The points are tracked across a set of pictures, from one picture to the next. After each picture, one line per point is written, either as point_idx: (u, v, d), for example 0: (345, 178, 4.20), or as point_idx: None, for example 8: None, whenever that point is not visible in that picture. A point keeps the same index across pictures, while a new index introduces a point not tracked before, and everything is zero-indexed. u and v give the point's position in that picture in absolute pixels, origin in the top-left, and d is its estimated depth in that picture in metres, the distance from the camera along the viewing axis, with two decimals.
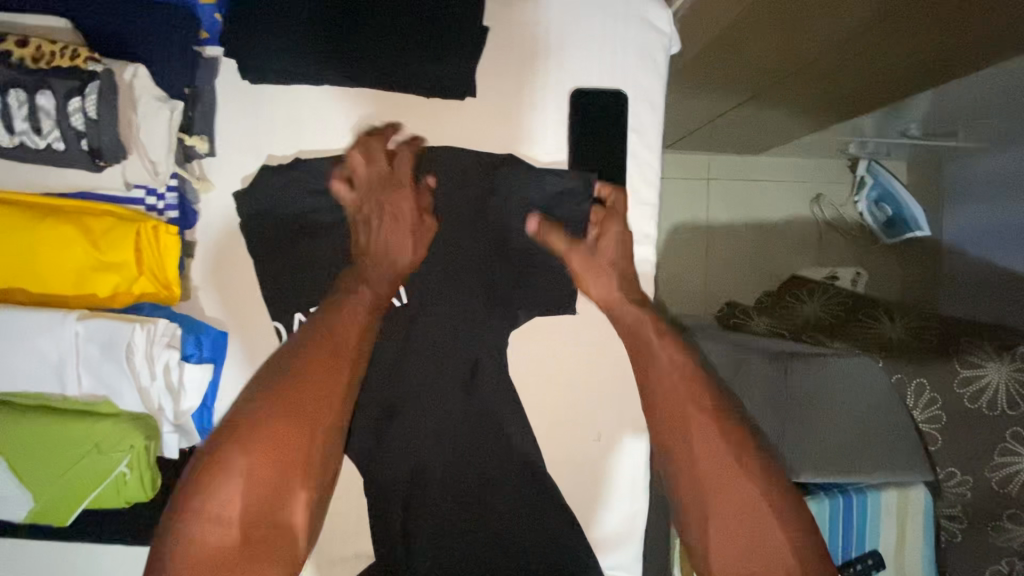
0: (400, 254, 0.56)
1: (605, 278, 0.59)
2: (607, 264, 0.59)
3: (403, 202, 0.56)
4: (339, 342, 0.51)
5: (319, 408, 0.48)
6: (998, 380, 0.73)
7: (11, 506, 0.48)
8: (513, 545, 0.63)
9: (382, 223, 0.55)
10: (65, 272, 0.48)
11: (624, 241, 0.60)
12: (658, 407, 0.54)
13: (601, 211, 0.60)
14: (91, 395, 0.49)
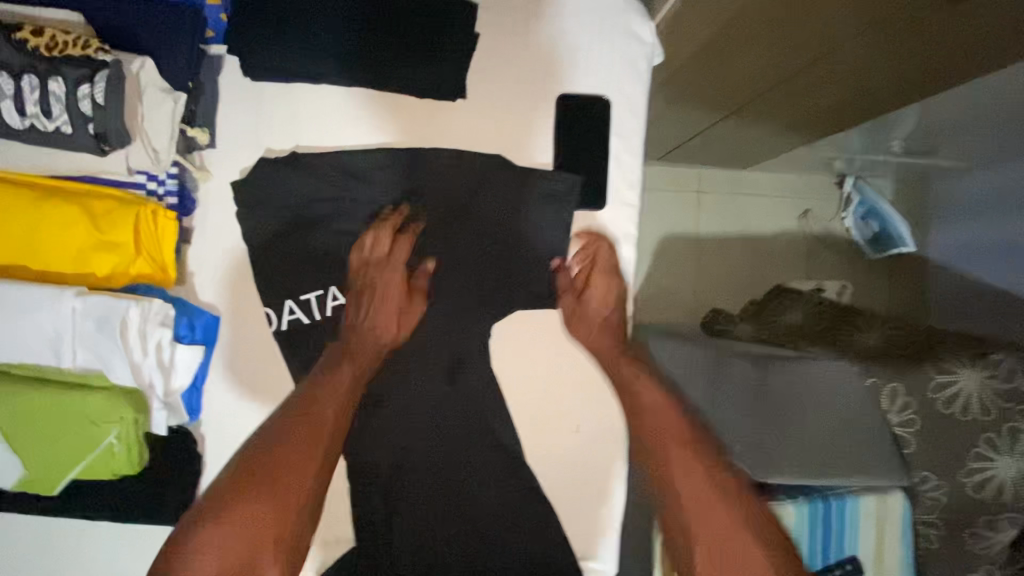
0: (385, 331, 0.60)
1: (592, 334, 0.64)
2: (592, 313, 0.64)
3: (389, 281, 0.60)
4: (318, 417, 0.54)
5: (294, 483, 0.50)
6: (971, 386, 0.74)
7: (4, 471, 0.50)
8: (491, 531, 0.64)
9: (372, 305, 0.60)
10: (66, 249, 0.51)
11: (608, 285, 0.64)
12: (642, 437, 0.58)
13: (584, 262, 0.64)
14: (85, 369, 0.50)
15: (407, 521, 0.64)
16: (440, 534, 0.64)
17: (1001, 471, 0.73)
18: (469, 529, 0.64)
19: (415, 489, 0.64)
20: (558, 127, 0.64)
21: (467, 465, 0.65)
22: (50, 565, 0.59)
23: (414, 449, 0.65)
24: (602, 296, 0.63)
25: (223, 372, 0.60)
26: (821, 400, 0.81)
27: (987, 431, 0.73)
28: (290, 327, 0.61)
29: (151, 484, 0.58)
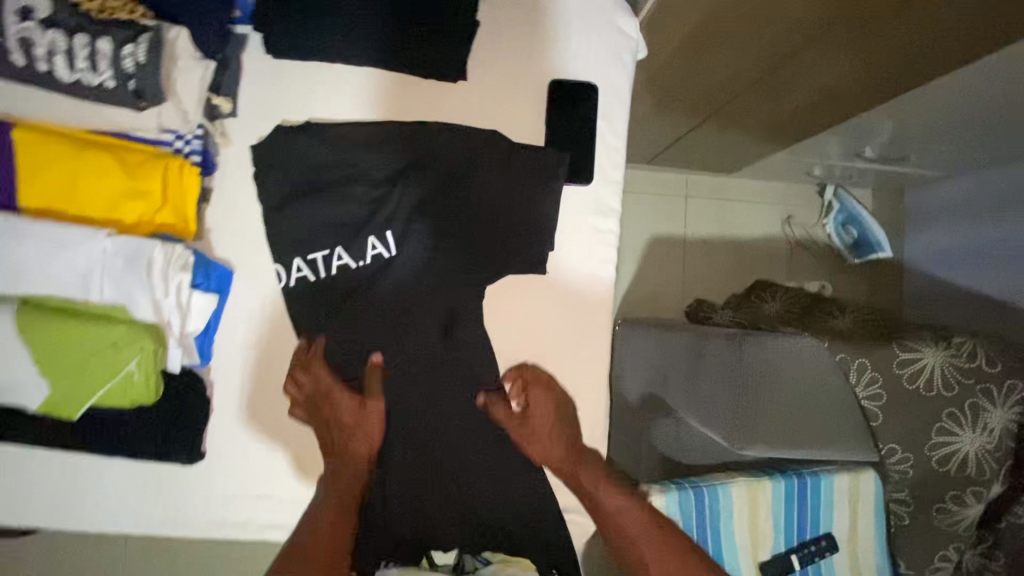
0: (355, 446, 0.65)
1: (543, 450, 0.68)
2: (541, 434, 0.68)
3: (343, 406, 0.64)
4: (321, 544, 0.62)
5: None
6: (935, 364, 0.82)
7: (28, 395, 0.53)
8: (480, 480, 0.69)
9: (334, 431, 0.65)
10: (100, 195, 0.56)
11: (547, 401, 0.68)
12: (616, 530, 0.67)
13: (519, 388, 0.69)
14: (111, 304, 0.55)
15: (399, 470, 0.68)
16: (429, 483, 0.68)
17: (966, 445, 0.81)
18: (456, 478, 0.69)
19: (408, 441, 0.68)
20: (550, 109, 0.70)
21: (457, 420, 0.69)
22: (61, 500, 0.63)
23: (405, 404, 0.68)
24: (541, 424, 0.67)
25: (237, 323, 0.65)
26: (794, 373, 0.83)
27: (951, 407, 0.81)
28: (298, 283, 0.66)
29: (161, 421, 0.63)
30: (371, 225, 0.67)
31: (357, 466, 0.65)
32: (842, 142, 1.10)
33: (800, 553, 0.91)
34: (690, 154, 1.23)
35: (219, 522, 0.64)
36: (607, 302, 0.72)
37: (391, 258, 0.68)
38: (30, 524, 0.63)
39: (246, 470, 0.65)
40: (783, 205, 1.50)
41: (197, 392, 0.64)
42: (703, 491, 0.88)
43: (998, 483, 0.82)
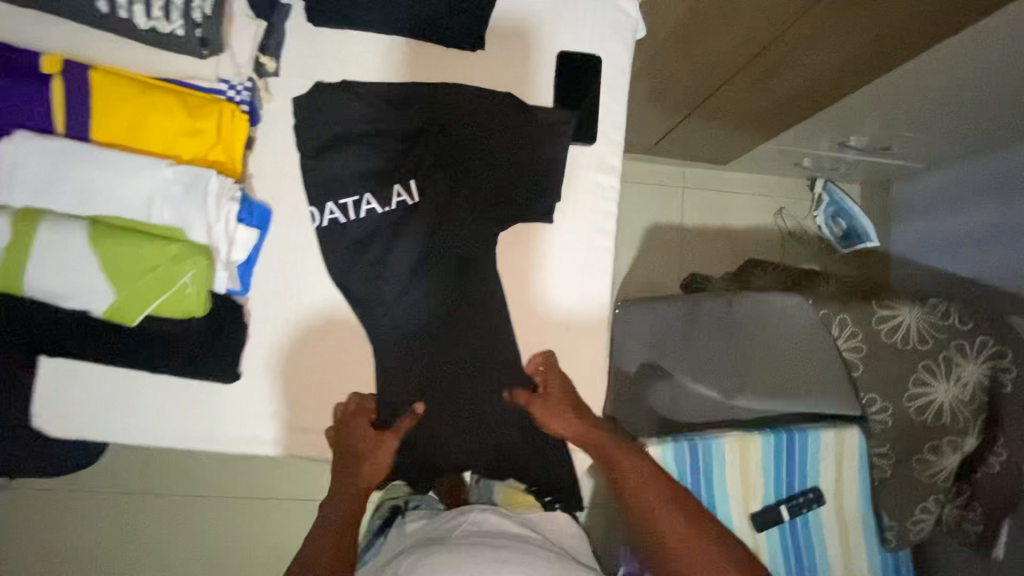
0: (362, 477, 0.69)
1: (568, 424, 0.74)
2: (566, 409, 0.74)
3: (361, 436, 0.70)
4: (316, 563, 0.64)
5: None
6: (911, 320, 0.88)
7: (94, 300, 0.60)
8: (491, 405, 0.76)
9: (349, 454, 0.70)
10: (163, 131, 0.63)
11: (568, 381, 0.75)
12: (635, 501, 0.72)
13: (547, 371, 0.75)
14: (170, 225, 0.62)
15: (415, 399, 0.75)
16: (444, 411, 0.76)
17: (941, 396, 0.87)
18: (471, 404, 0.76)
19: (425, 372, 0.75)
20: (559, 77, 0.78)
21: (470, 353, 0.76)
22: (109, 415, 0.69)
23: (424, 338, 0.76)
24: (561, 413, 0.74)
25: (274, 257, 0.72)
26: (783, 329, 0.91)
27: (927, 359, 0.88)
28: (329, 225, 0.73)
29: (203, 346, 0.69)
30: (396, 174, 0.74)
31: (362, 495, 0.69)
32: (830, 129, 1.19)
33: (789, 505, 0.96)
34: (692, 136, 1.32)
35: (253, 439, 0.71)
36: (608, 251, 0.79)
37: (414, 205, 0.75)
38: (80, 437, 0.69)
39: (277, 392, 0.71)
40: (776, 197, 1.58)
41: (237, 318, 0.70)
42: (697, 443, 0.94)
43: (972, 434, 0.89)
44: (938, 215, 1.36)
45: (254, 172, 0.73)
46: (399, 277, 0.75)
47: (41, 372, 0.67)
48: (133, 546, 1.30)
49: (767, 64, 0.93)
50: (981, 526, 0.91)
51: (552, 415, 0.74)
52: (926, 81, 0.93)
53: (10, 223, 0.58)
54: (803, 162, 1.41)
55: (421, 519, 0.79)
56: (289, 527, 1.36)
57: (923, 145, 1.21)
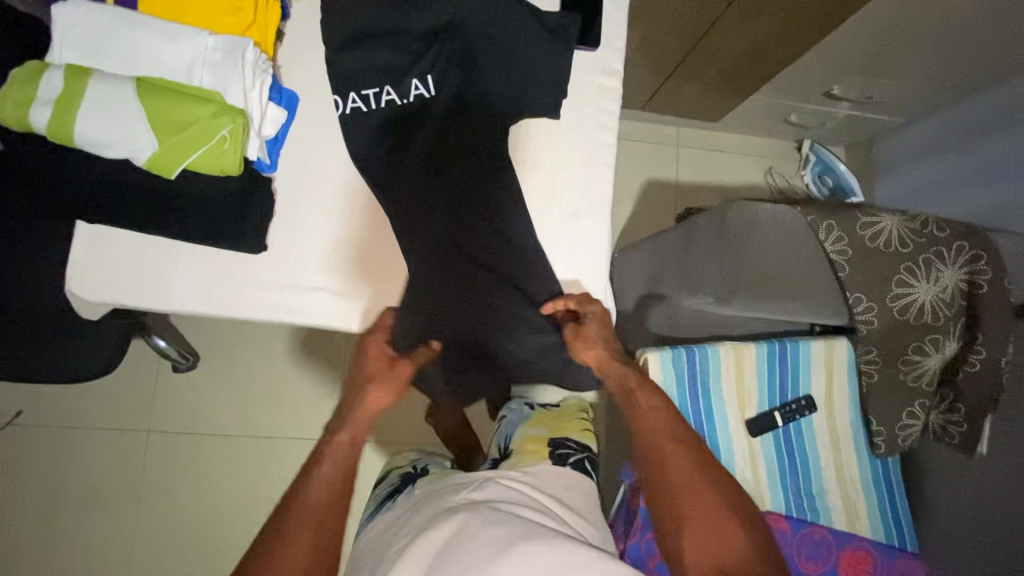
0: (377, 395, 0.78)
1: (588, 352, 0.80)
2: (591, 339, 0.80)
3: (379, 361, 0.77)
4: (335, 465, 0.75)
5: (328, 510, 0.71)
6: (892, 227, 0.94)
7: (138, 150, 0.65)
8: (502, 288, 0.81)
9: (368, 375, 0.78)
10: (205, 8, 0.69)
11: (603, 316, 0.80)
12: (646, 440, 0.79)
13: (579, 302, 0.80)
14: (209, 87, 0.67)
15: (431, 280, 0.79)
16: (456, 292, 0.80)
17: (922, 295, 0.93)
18: (484, 285, 0.81)
19: (440, 256, 0.79)
20: None
21: (482, 239, 0.81)
22: (142, 281, 0.74)
23: (439, 223, 0.80)
24: (593, 342, 0.80)
25: (304, 144, 0.80)
26: (775, 238, 0.99)
27: (908, 261, 0.94)
28: (352, 113, 0.80)
29: (232, 216, 0.72)
30: (413, 70, 0.79)
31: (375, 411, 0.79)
32: (819, 75, 1.26)
33: (782, 410, 1.00)
34: (687, 88, 1.39)
35: (276, 306, 0.76)
36: (612, 149, 0.85)
37: (431, 98, 0.80)
38: (112, 301, 0.74)
39: (301, 263, 0.77)
40: (765, 156, 1.66)
41: (264, 192, 0.74)
42: (694, 350, 0.98)
43: (953, 337, 0.94)
44: (919, 167, 1.43)
45: (286, 67, 0.80)
46: (416, 166, 0.80)
47: (78, 236, 0.72)
48: (133, 481, 1.30)
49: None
50: (965, 427, 0.94)
51: (584, 342, 0.80)
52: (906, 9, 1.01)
53: (63, 77, 0.64)
54: (789, 117, 1.49)
55: (428, 484, 0.87)
56: (286, 467, 1.32)
57: (905, 91, 1.28)
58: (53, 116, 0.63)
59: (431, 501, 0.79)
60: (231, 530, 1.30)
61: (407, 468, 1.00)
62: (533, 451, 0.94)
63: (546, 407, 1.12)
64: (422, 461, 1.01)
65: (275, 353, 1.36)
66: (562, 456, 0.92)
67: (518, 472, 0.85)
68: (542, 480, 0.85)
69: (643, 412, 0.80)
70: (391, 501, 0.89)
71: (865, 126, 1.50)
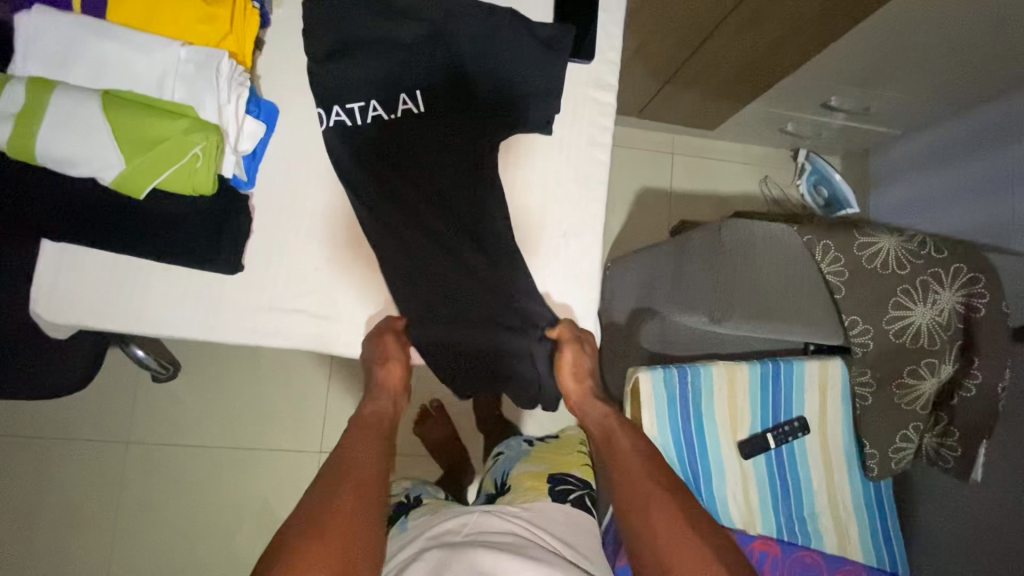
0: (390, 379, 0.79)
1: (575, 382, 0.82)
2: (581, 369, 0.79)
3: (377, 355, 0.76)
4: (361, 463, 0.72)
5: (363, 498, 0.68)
6: (890, 247, 0.91)
7: (105, 168, 0.61)
8: (491, 310, 0.78)
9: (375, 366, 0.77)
10: (178, 16, 0.65)
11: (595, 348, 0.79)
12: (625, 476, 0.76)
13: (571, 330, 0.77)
14: (181, 101, 0.64)
15: (417, 304, 0.77)
16: (443, 315, 0.78)
17: (918, 318, 0.91)
18: (471, 308, 0.78)
19: (425, 279, 0.77)
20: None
21: (470, 260, 0.78)
22: (112, 302, 0.70)
23: (426, 242, 0.77)
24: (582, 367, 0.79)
25: (284, 158, 0.76)
26: (770, 255, 0.95)
27: (904, 284, 0.91)
28: (335, 127, 0.76)
29: (206, 235, 0.69)
30: (402, 84, 0.76)
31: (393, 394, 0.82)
32: (818, 85, 1.24)
33: (775, 433, 0.98)
34: (684, 95, 1.36)
35: (255, 330, 0.73)
36: (605, 165, 0.82)
37: (419, 113, 0.77)
38: (80, 323, 0.70)
39: (281, 284, 0.74)
40: (761, 165, 1.64)
41: (242, 209, 0.71)
42: (686, 370, 0.95)
43: (949, 361, 0.92)
44: (917, 180, 1.42)
45: (270, 80, 0.77)
46: (404, 185, 0.77)
47: (44, 256, 0.69)
48: (113, 493, 1.26)
49: (759, 5, 0.97)
50: (960, 451, 0.94)
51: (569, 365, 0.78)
52: (907, 21, 0.99)
53: (26, 88, 0.60)
54: (785, 126, 1.47)
55: (423, 516, 0.89)
56: (271, 480, 1.29)
57: (903, 103, 1.27)
58: (13, 131, 0.59)
59: (438, 533, 0.80)
60: (213, 545, 1.26)
61: (400, 499, 1.01)
62: (531, 486, 0.95)
63: (545, 442, 1.13)
64: (415, 490, 1.03)
65: (260, 362, 1.32)
66: (562, 492, 0.93)
67: (516, 508, 0.86)
68: (542, 516, 0.85)
69: (620, 449, 0.79)
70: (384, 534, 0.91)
71: (862, 137, 1.48)
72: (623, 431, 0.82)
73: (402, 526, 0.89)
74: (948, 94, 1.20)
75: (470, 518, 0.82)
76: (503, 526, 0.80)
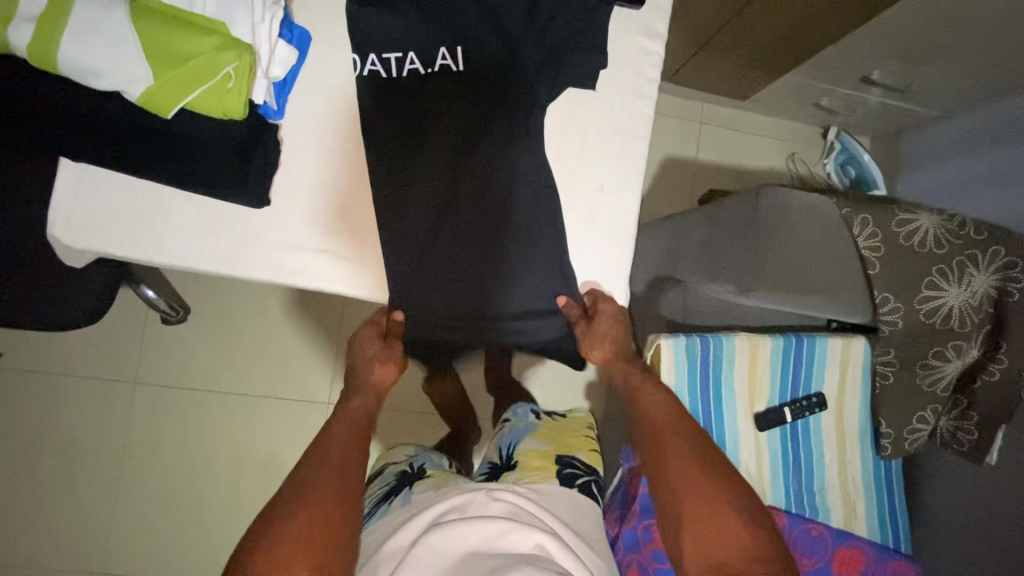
0: (377, 376, 0.83)
1: (597, 347, 0.77)
2: (603, 332, 0.76)
3: (371, 341, 0.82)
4: (342, 451, 0.72)
5: (336, 479, 0.68)
6: (929, 225, 0.89)
7: (133, 81, 0.57)
8: (518, 264, 0.75)
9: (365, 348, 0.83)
10: None
11: (617, 316, 0.75)
12: (650, 430, 0.77)
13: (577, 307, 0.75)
14: (212, 16, 0.60)
15: (439, 255, 0.74)
16: (465, 267, 0.75)
17: (951, 300, 0.89)
18: (498, 261, 0.75)
19: (452, 231, 0.74)
20: None
21: (502, 218, 0.75)
22: (132, 231, 0.67)
23: (458, 196, 0.74)
24: (600, 344, 0.76)
25: (311, 94, 0.72)
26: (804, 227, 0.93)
27: (940, 264, 0.89)
28: (370, 75, 0.72)
29: (235, 166, 0.67)
30: (443, 27, 0.72)
31: (377, 392, 0.83)
32: (859, 58, 1.19)
33: (792, 406, 0.98)
34: (718, 61, 1.31)
35: (281, 267, 0.70)
36: (647, 123, 0.78)
37: (461, 71, 0.73)
38: (96, 250, 0.67)
39: (304, 222, 0.71)
40: (789, 141, 1.60)
41: (269, 139, 0.68)
42: (708, 339, 0.94)
43: (975, 344, 0.90)
44: (950, 164, 1.38)
45: (303, 22, 0.72)
46: (438, 133, 0.74)
47: (63, 173, 0.66)
48: (117, 433, 1.26)
49: None
50: (976, 435, 0.92)
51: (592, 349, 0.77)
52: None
53: None
54: (821, 100, 1.42)
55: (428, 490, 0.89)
56: (278, 429, 1.29)
57: (944, 82, 1.22)
58: (34, 35, 0.55)
59: (443, 510, 0.80)
60: (217, 491, 1.27)
61: (404, 468, 1.01)
62: (538, 466, 0.95)
63: (554, 418, 1.12)
64: (419, 460, 1.03)
65: (270, 311, 1.31)
66: (569, 476, 0.93)
67: (521, 488, 0.86)
68: (548, 499, 0.86)
69: (647, 406, 0.80)
70: (388, 505, 0.90)
71: (897, 116, 1.44)
72: (648, 388, 0.82)
73: (404, 499, 0.89)
74: (990, 78, 1.16)
75: (477, 495, 0.82)
76: (504, 509, 0.79)
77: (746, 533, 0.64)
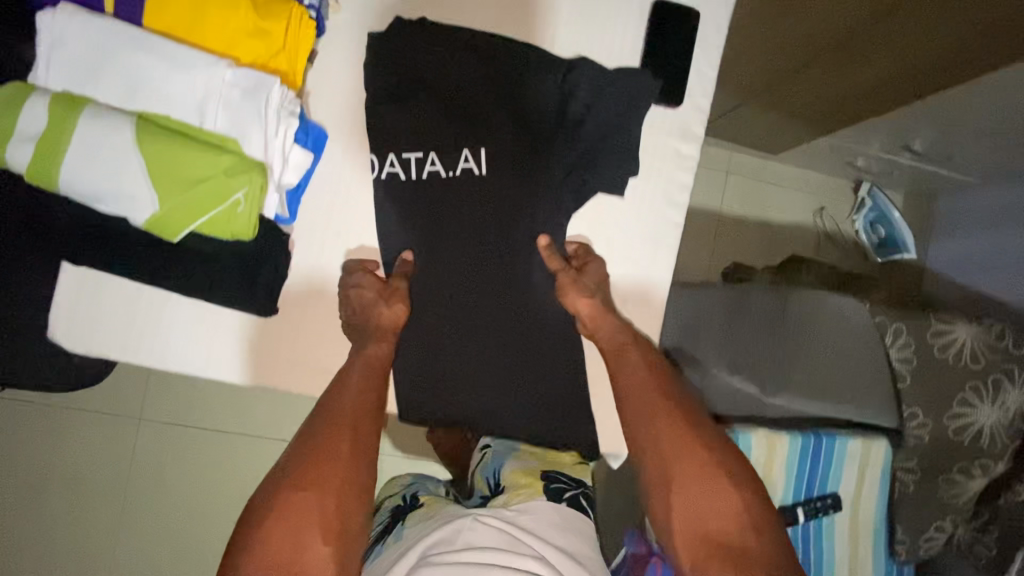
0: (383, 317, 0.70)
1: (582, 304, 0.71)
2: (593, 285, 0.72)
3: (367, 286, 0.70)
4: (331, 421, 0.65)
5: (318, 463, 0.62)
6: (964, 338, 0.90)
7: (141, 204, 0.59)
8: (534, 370, 0.74)
9: (359, 295, 0.70)
10: (225, 33, 0.64)
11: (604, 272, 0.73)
12: (628, 398, 0.70)
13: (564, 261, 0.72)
14: (224, 134, 0.62)
15: (452, 358, 0.73)
16: (477, 370, 0.74)
17: (982, 418, 0.88)
18: (512, 368, 0.74)
19: (466, 335, 0.73)
20: (650, 36, 0.75)
21: (519, 323, 0.74)
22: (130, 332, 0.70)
23: (475, 299, 0.73)
24: (588, 294, 0.71)
25: (329, 194, 0.73)
26: (831, 329, 0.91)
27: (974, 380, 0.89)
28: (388, 178, 0.72)
29: (240, 277, 0.67)
30: (471, 130, 0.72)
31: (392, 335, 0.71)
32: (899, 128, 1.13)
33: (805, 506, 0.90)
34: (752, 115, 1.26)
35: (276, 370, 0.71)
36: (675, 235, 0.77)
37: (483, 175, 0.72)
38: (95, 351, 0.70)
39: (303, 326, 0.72)
40: (817, 195, 1.53)
41: (280, 247, 0.68)
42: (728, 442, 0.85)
43: (1002, 461, 0.87)
44: (981, 237, 1.30)
45: (331, 118, 0.72)
46: (459, 236, 0.73)
47: (65, 279, 0.68)
48: (116, 465, 1.25)
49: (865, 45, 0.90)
50: (994, 550, 0.86)
51: (576, 301, 0.71)
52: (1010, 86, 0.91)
53: (47, 106, 0.57)
54: (854, 160, 1.36)
55: (421, 521, 0.78)
56: None
57: (985, 159, 1.17)
58: (36, 156, 0.57)
59: (430, 545, 0.70)
60: (218, 526, 1.27)
61: (397, 499, 0.90)
62: (527, 483, 0.81)
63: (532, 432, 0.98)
64: (412, 487, 0.92)
65: None
66: (557, 491, 0.80)
67: (508, 511, 0.75)
68: (536, 521, 0.75)
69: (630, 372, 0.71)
70: (378, 545, 0.78)
71: (930, 180, 1.39)
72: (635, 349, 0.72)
73: (398, 535, 0.77)
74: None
75: (463, 522, 0.72)
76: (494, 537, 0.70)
77: (738, 511, 0.61)
